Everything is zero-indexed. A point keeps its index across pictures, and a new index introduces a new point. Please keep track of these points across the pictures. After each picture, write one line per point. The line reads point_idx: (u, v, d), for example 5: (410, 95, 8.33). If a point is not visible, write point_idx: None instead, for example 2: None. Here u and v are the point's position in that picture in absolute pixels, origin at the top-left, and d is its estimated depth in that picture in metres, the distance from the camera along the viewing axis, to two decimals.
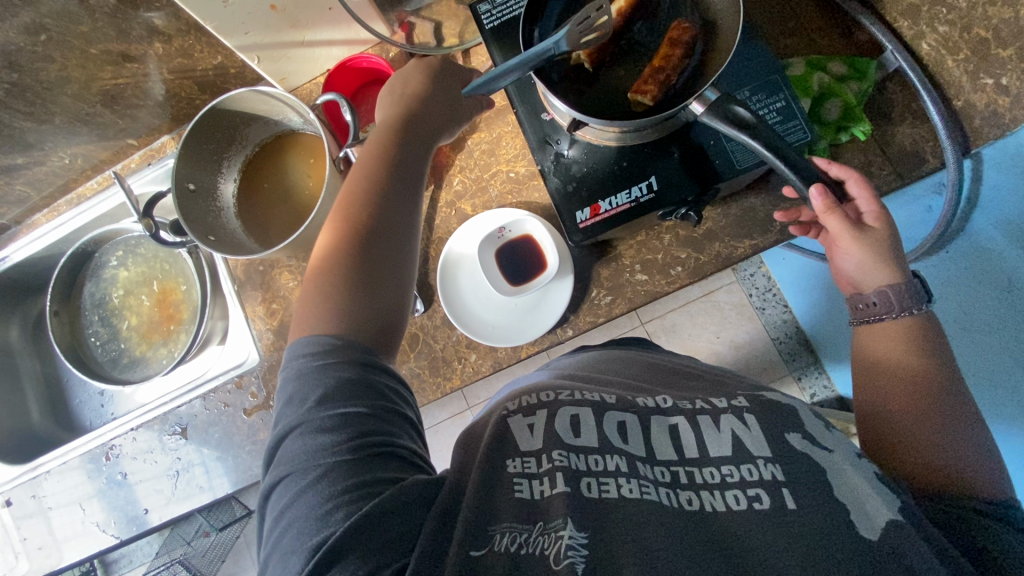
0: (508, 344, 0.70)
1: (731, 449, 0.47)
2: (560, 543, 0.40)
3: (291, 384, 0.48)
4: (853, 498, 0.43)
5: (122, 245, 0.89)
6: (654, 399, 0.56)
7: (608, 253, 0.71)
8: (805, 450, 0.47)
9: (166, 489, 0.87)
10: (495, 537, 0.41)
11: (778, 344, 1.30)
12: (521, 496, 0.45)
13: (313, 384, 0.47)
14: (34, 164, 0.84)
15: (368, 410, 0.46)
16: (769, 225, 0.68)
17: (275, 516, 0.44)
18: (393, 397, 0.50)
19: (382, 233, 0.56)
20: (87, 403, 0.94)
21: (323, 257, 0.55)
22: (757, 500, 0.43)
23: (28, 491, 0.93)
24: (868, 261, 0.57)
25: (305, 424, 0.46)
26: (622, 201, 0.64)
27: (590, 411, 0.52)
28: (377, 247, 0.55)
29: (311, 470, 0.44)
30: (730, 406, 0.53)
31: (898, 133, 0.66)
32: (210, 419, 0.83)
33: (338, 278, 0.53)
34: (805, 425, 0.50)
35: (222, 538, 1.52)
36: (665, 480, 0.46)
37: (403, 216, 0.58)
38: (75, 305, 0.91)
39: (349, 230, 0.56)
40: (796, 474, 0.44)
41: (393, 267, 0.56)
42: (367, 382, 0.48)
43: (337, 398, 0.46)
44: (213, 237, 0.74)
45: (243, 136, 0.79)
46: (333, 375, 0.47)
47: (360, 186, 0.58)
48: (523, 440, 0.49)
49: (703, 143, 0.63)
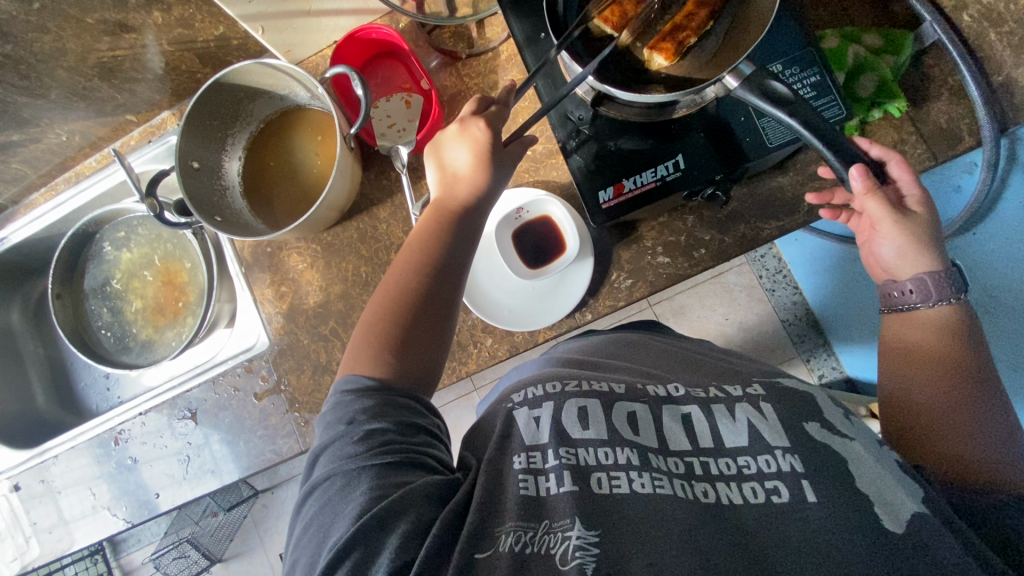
0: (526, 328, 0.69)
1: (747, 438, 0.46)
2: (567, 543, 0.39)
3: (326, 410, 0.49)
4: (878, 492, 0.41)
5: (124, 226, 0.87)
6: (664, 388, 0.54)
7: (629, 234, 0.69)
8: (824, 440, 0.45)
9: (176, 473, 0.84)
10: (500, 537, 0.40)
11: (787, 326, 1.29)
12: (526, 492, 0.44)
13: (347, 408, 0.48)
14: (30, 141, 0.81)
15: (392, 425, 0.46)
16: (797, 207, 0.66)
17: (303, 525, 0.45)
18: (421, 417, 0.49)
19: (432, 292, 0.54)
20: (93, 386, 0.92)
21: (377, 313, 0.53)
22: (774, 493, 0.42)
23: (36, 476, 0.92)
24: (910, 245, 0.55)
25: (330, 444, 0.46)
26: (647, 180, 0.62)
27: (598, 403, 0.50)
28: (431, 307, 0.53)
29: (336, 482, 0.44)
30: (744, 394, 0.51)
31: (934, 111, 0.64)
32: (219, 404, 0.81)
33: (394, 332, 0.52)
34: (824, 414, 0.49)
35: (231, 517, 1.55)
36: (680, 471, 0.45)
37: (455, 273, 0.55)
38: (77, 288, 0.88)
39: (404, 281, 0.54)
40: (816, 464, 0.43)
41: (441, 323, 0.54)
42: (394, 403, 0.48)
43: (364, 417, 0.46)
44: (220, 218, 0.71)
45: (248, 112, 0.76)
46: (362, 400, 0.47)
47: (421, 248, 0.55)
48: (529, 434, 0.48)
49: (732, 121, 0.60)
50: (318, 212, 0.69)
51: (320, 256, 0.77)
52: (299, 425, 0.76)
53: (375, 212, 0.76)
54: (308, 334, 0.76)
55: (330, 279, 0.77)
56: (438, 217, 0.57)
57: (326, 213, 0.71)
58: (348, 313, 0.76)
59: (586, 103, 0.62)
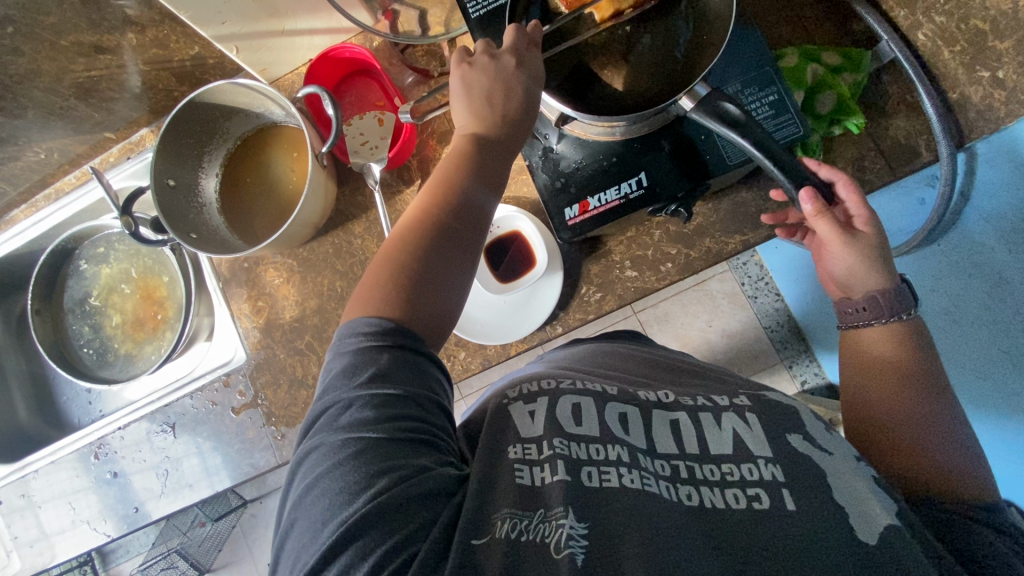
0: (497, 342, 0.70)
1: (732, 447, 0.47)
2: (560, 532, 0.40)
3: (343, 357, 0.46)
4: (854, 499, 0.43)
5: (104, 241, 0.88)
6: (655, 392, 0.55)
7: (597, 249, 0.70)
8: (806, 451, 0.47)
9: (155, 486, 0.85)
10: (496, 524, 0.42)
11: (769, 332, 1.32)
12: (521, 482, 0.44)
13: (359, 365, 0.45)
14: (9, 159, 0.81)
15: (414, 395, 0.45)
16: (761, 221, 0.67)
17: (304, 487, 0.43)
18: (436, 388, 0.48)
19: (455, 250, 0.52)
20: (75, 400, 0.93)
21: (393, 256, 0.50)
22: (756, 499, 0.43)
23: (17, 490, 0.93)
24: (860, 265, 0.56)
25: (342, 401, 0.45)
26: (611, 198, 0.63)
27: (593, 400, 0.52)
28: (448, 255, 0.51)
29: (352, 444, 0.43)
30: (732, 404, 0.52)
31: (892, 127, 0.65)
32: (198, 418, 0.82)
33: (408, 276, 0.49)
34: (806, 425, 0.50)
35: (220, 527, 1.55)
36: (666, 474, 0.45)
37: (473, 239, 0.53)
38: (57, 303, 0.89)
39: (427, 237, 0.51)
40: (796, 475, 0.45)
41: (458, 268, 0.52)
42: (417, 371, 0.47)
43: (387, 378, 0.45)
44: (195, 235, 0.73)
45: (225, 129, 0.78)
46: (384, 359, 0.45)
47: (443, 205, 0.53)
48: (523, 427, 0.49)
49: (694, 138, 0.62)
50: (290, 229, 0.70)
51: (296, 271, 0.78)
52: (276, 439, 0.77)
53: (350, 228, 0.77)
54: (284, 348, 0.77)
55: (305, 294, 0.78)
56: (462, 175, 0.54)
57: (300, 229, 0.72)
58: (323, 328, 0.77)
59: (551, 123, 0.63)
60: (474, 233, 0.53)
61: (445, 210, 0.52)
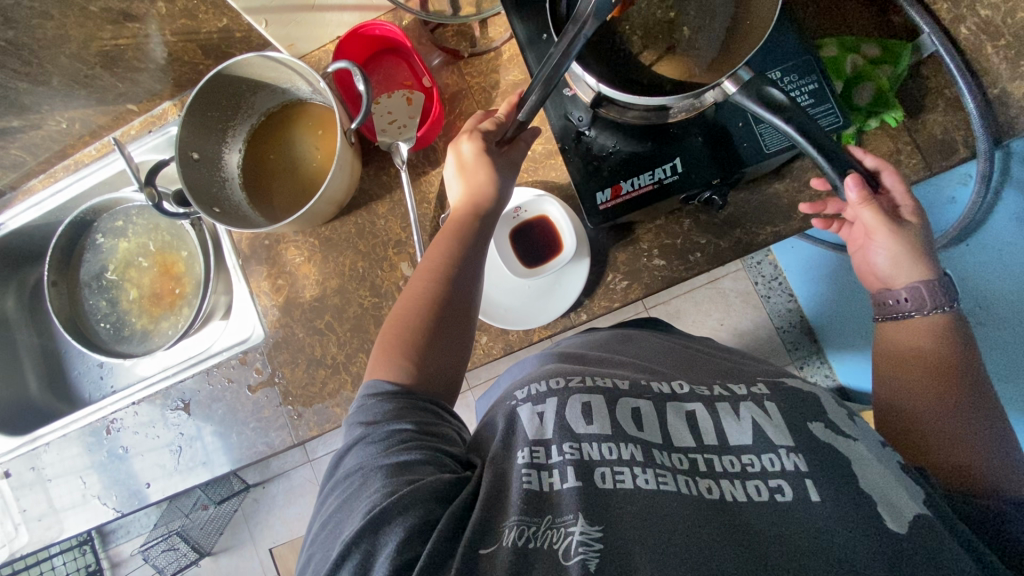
0: (520, 326, 0.69)
1: (752, 437, 0.46)
2: (570, 539, 0.39)
3: (356, 411, 0.52)
4: (880, 491, 0.42)
5: (122, 214, 0.87)
6: (670, 385, 0.55)
7: (626, 236, 0.69)
8: (828, 440, 0.46)
9: (167, 463, 0.83)
10: (503, 532, 0.41)
11: (781, 332, 1.29)
12: (529, 486, 0.44)
13: (370, 409, 0.51)
14: (30, 128, 0.80)
15: (413, 425, 0.49)
16: (793, 213, 0.66)
17: (321, 525, 0.46)
18: (439, 423, 0.52)
19: (453, 295, 0.58)
20: (86, 375, 0.93)
21: (402, 320, 0.57)
22: (778, 491, 0.42)
23: (27, 463, 0.91)
24: (904, 254, 0.56)
25: (352, 443, 0.49)
26: (645, 182, 0.62)
27: (602, 399, 0.51)
28: (451, 311, 0.58)
29: (355, 477, 0.46)
30: (749, 394, 0.52)
31: (931, 121, 0.64)
32: (213, 395, 0.80)
33: (418, 338, 0.56)
34: (827, 413, 0.49)
35: (221, 511, 1.53)
36: (684, 467, 0.45)
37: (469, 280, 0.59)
38: (74, 275, 0.88)
39: (429, 295, 0.58)
40: (820, 463, 0.43)
41: (460, 321, 0.58)
42: (416, 405, 0.51)
43: (388, 416, 0.50)
44: (219, 209, 0.72)
45: (249, 104, 0.76)
46: (386, 402, 0.51)
47: (441, 257, 0.60)
48: (532, 429, 0.49)
49: (730, 126, 0.61)
50: (316, 206, 0.69)
51: (317, 250, 0.77)
52: (292, 418, 0.76)
53: (373, 208, 0.77)
54: (304, 327, 0.77)
55: (327, 273, 0.77)
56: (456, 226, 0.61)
57: (324, 206, 0.71)
58: (344, 308, 0.76)
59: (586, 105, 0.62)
60: (469, 272, 0.59)
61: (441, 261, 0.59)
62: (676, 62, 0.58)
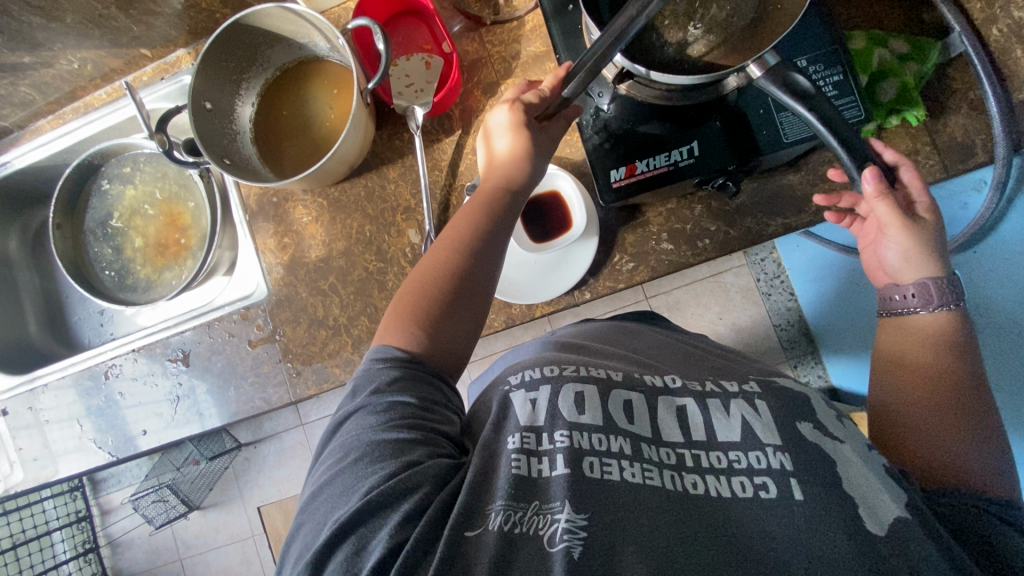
0: (523, 301, 0.69)
1: (740, 435, 0.47)
2: (555, 526, 0.40)
3: (358, 377, 0.51)
4: (861, 492, 0.42)
5: (131, 161, 0.86)
6: (661, 378, 0.55)
7: (636, 217, 0.69)
8: (816, 440, 0.46)
9: (165, 412, 0.83)
10: (490, 515, 0.42)
11: (779, 331, 1.30)
12: (518, 472, 0.45)
13: (374, 377, 0.50)
14: (42, 66, 0.80)
15: (416, 401, 0.49)
16: (805, 206, 0.66)
17: (312, 494, 0.46)
18: (440, 398, 0.51)
19: (468, 271, 0.56)
20: (87, 321, 0.94)
21: (417, 285, 0.55)
22: (762, 489, 0.43)
23: (25, 403, 0.90)
24: (914, 248, 0.55)
25: (353, 412, 0.49)
26: (659, 163, 0.62)
27: (596, 389, 0.51)
28: (467, 282, 0.55)
29: (354, 450, 0.46)
30: (741, 391, 0.52)
31: (953, 123, 0.64)
32: (213, 348, 0.81)
33: (429, 305, 0.54)
34: (818, 414, 0.50)
35: (212, 467, 1.54)
36: (670, 462, 0.46)
37: (487, 260, 0.57)
38: (79, 220, 0.88)
39: (444, 266, 0.56)
40: (805, 463, 0.44)
41: (475, 293, 0.56)
42: (421, 380, 0.50)
43: (391, 388, 0.49)
44: (228, 161, 0.72)
45: (266, 57, 0.76)
46: (390, 372, 0.50)
47: (461, 229, 0.57)
48: (525, 416, 0.50)
49: (747, 113, 0.61)
50: (328, 164, 0.68)
51: (325, 211, 0.77)
52: (290, 376, 0.76)
53: (384, 172, 0.76)
54: (307, 287, 0.77)
55: (334, 235, 0.77)
56: (480, 202, 0.59)
57: (335, 166, 0.70)
58: (348, 271, 0.76)
59: (606, 82, 0.61)
60: (487, 252, 0.57)
61: (462, 237, 0.57)
62: (700, 45, 0.58)
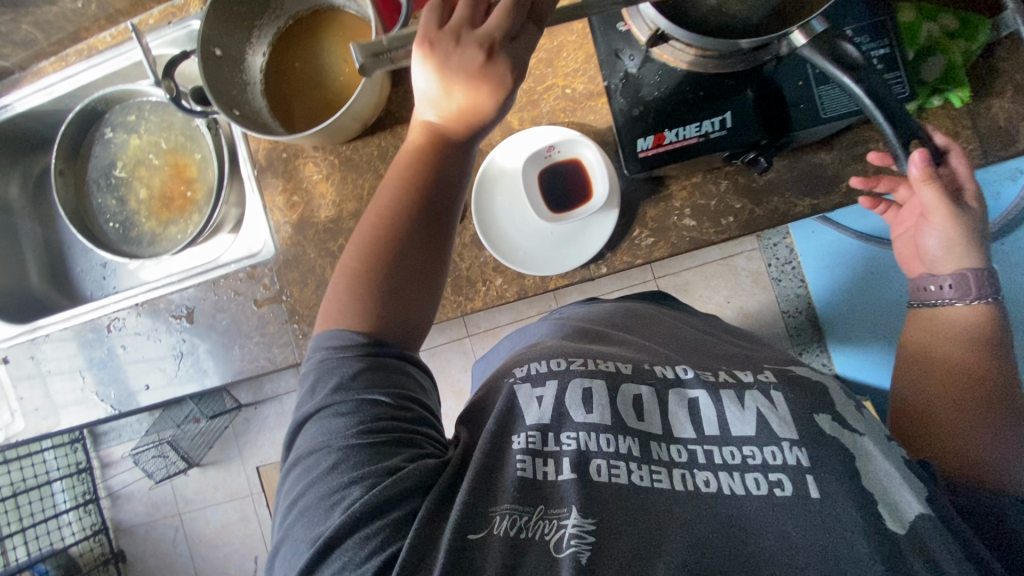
0: (537, 272, 0.68)
1: (755, 428, 0.45)
2: (561, 531, 0.40)
3: (315, 371, 0.47)
4: (881, 489, 0.41)
5: (135, 109, 0.83)
6: (672, 369, 0.54)
7: (659, 191, 0.66)
8: (834, 433, 0.45)
9: (168, 368, 0.81)
10: (494, 519, 0.42)
11: (786, 317, 1.27)
12: (523, 474, 0.44)
13: (332, 375, 0.46)
14: (43, 2, 0.76)
15: (386, 400, 0.45)
16: (835, 187, 0.64)
17: (288, 503, 0.45)
18: (416, 392, 0.49)
19: (413, 253, 0.49)
20: (89, 273, 0.92)
21: (355, 265, 0.49)
22: (777, 486, 0.42)
23: (26, 352, 0.88)
24: (959, 238, 0.53)
25: (317, 416, 0.45)
26: (690, 134, 0.59)
27: (604, 384, 0.51)
28: (412, 261, 0.49)
29: (327, 457, 0.44)
30: (755, 382, 0.51)
31: (996, 106, 0.61)
32: (218, 305, 0.79)
33: (374, 286, 0.48)
34: (836, 405, 0.48)
35: (212, 426, 1.55)
36: (681, 459, 0.45)
37: (433, 238, 0.50)
38: (82, 168, 0.86)
39: (383, 245, 0.49)
40: (822, 459, 0.43)
41: (424, 269, 0.49)
42: (384, 371, 0.46)
43: (356, 387, 0.45)
44: (238, 111, 0.69)
45: (279, 4, 0.72)
46: (349, 370, 0.46)
47: (401, 203, 0.49)
48: (531, 414, 0.49)
49: (785, 84, 0.58)
50: (342, 120, 0.66)
51: (336, 170, 0.75)
52: (297, 337, 0.75)
53: (399, 131, 0.73)
54: (316, 247, 0.75)
55: (344, 195, 0.74)
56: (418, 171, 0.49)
57: (349, 122, 0.68)
58: None
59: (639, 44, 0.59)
60: (432, 233, 0.50)
61: (400, 219, 0.49)
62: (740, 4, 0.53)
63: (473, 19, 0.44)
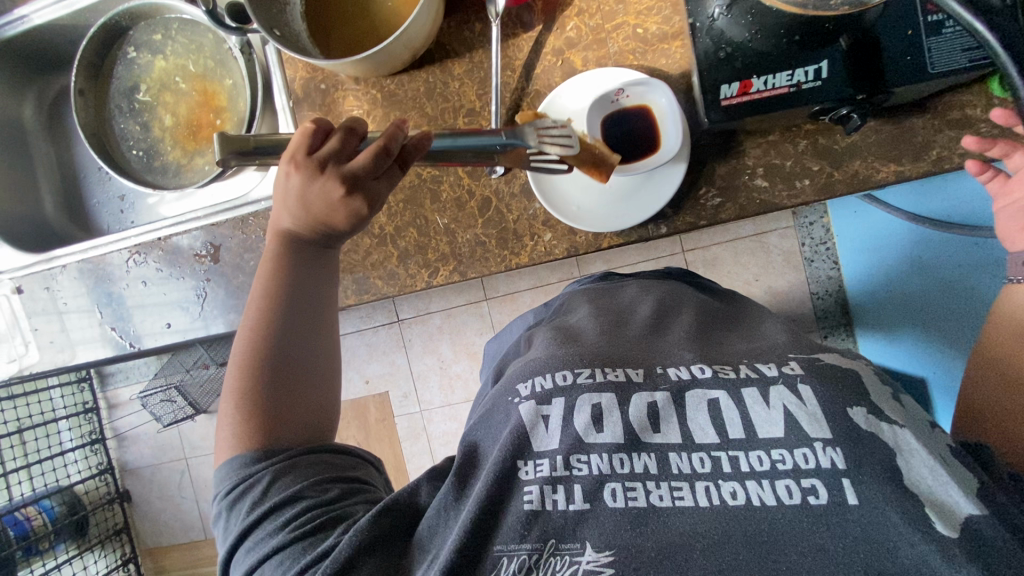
0: (590, 229, 0.63)
1: (783, 430, 0.42)
2: (576, 569, 0.41)
3: (229, 495, 0.49)
4: (924, 489, 0.39)
5: (162, 26, 0.78)
6: (688, 367, 0.50)
7: (730, 148, 0.62)
8: (870, 429, 0.41)
9: (192, 308, 0.78)
10: (501, 561, 0.42)
11: (815, 299, 1.23)
12: (531, 506, 0.44)
13: (243, 497, 0.49)
14: None
15: (311, 480, 0.49)
16: (924, 153, 0.59)
17: None
18: (337, 468, 0.52)
19: (291, 353, 0.53)
20: (105, 206, 0.88)
21: (244, 378, 0.53)
22: (812, 493, 0.39)
23: (41, 282, 0.83)
24: None
25: (243, 543, 0.47)
26: (779, 84, 0.54)
27: (614, 398, 0.47)
28: (304, 375, 0.54)
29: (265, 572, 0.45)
30: (781, 375, 0.46)
31: None
32: (246, 245, 0.75)
33: (267, 399, 0.52)
34: (871, 395, 0.44)
35: (220, 374, 1.52)
36: (705, 471, 0.42)
37: (317, 338, 0.55)
38: (103, 90, 0.80)
39: (267, 363, 0.53)
40: (859, 458, 0.40)
41: (313, 373, 0.54)
42: (301, 469, 0.50)
43: (276, 489, 0.48)
44: (276, 31, 0.64)
45: None
46: (267, 484, 0.48)
47: (269, 323, 0.54)
48: (538, 437, 0.47)
49: (891, 33, 0.52)
50: (393, 47, 0.60)
51: (378, 105, 0.69)
52: None
53: (449, 66, 0.68)
54: None
55: None
56: (281, 264, 0.55)
57: (400, 51, 0.62)
58: None
59: None
60: (309, 324, 0.55)
61: (268, 340, 0.53)
62: None
63: (343, 148, 0.50)
